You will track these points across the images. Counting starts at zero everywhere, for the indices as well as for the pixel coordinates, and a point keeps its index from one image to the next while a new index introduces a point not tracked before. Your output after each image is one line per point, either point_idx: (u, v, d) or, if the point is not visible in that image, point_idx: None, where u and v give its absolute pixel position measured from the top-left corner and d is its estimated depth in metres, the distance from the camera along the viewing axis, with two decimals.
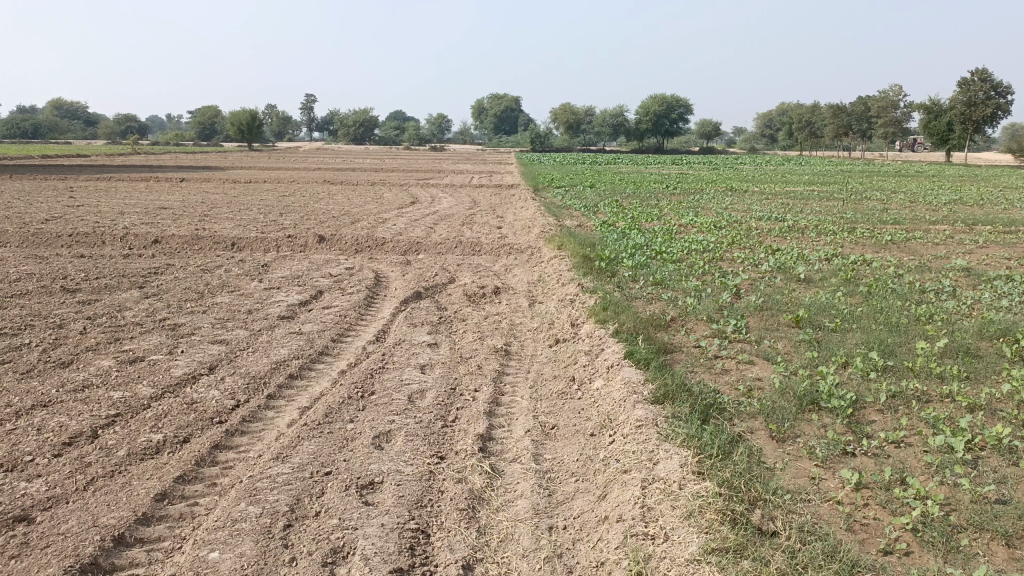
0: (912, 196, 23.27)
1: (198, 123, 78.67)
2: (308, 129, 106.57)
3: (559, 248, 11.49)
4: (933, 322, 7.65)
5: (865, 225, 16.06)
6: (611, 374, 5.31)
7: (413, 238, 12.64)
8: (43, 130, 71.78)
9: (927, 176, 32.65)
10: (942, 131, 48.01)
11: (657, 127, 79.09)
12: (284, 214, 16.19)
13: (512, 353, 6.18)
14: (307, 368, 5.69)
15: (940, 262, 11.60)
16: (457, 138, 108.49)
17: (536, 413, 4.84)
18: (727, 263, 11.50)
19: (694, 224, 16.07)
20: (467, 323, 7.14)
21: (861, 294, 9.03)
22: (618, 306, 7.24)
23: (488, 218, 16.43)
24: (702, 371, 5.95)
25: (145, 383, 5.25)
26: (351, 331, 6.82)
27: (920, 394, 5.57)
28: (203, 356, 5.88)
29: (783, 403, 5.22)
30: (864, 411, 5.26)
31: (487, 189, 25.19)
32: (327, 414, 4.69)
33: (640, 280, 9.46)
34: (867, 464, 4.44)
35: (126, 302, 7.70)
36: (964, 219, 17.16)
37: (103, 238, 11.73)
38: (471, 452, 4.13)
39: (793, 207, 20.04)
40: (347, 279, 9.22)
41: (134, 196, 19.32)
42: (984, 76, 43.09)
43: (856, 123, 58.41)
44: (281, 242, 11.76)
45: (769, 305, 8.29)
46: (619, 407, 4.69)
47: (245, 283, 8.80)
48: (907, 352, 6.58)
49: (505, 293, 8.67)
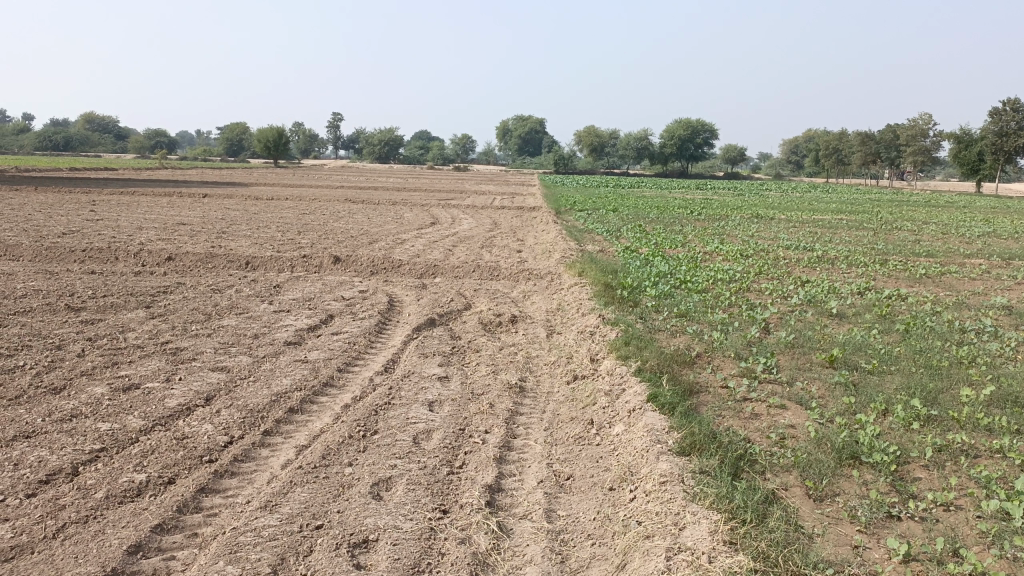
0: (944, 227, 22.66)
1: (226, 139, 79.65)
2: (334, 148, 107.63)
3: (580, 275, 11.14)
4: (976, 366, 7.20)
5: (897, 258, 15.56)
6: (633, 419, 4.92)
7: (431, 260, 12.35)
8: (75, 142, 72.89)
9: (958, 207, 31.98)
10: (972, 161, 47.20)
11: (681, 151, 78.83)
12: (302, 232, 16.00)
13: (527, 390, 5.83)
14: (309, 402, 5.36)
15: (978, 299, 11.11)
16: (481, 158, 108.89)
17: (550, 461, 4.46)
18: (754, 294, 11.10)
19: (719, 252, 15.70)
20: (481, 354, 6.80)
21: (898, 332, 8.59)
22: (641, 340, 6.87)
23: (509, 241, 16.14)
24: (730, 415, 5.56)
25: (137, 414, 4.94)
26: (359, 360, 6.50)
27: (968, 448, 5.14)
28: (202, 385, 5.57)
29: (819, 456, 4.81)
30: (908, 466, 4.85)
31: (508, 210, 24.94)
32: (325, 455, 4.35)
33: (663, 311, 9.08)
34: (915, 530, 4.02)
35: (130, 323, 7.44)
36: (1000, 253, 16.60)
37: (116, 254, 11.54)
38: (477, 506, 3.77)
39: (821, 236, 19.62)
40: (360, 303, 8.93)
41: (154, 211, 19.24)
42: (1016, 106, 42.39)
43: (884, 151, 57.61)
44: (296, 262, 11.52)
45: (801, 342, 7.88)
46: (641, 459, 4.31)
47: (254, 305, 8.53)
48: (952, 399, 6.14)
49: (522, 322, 8.33)
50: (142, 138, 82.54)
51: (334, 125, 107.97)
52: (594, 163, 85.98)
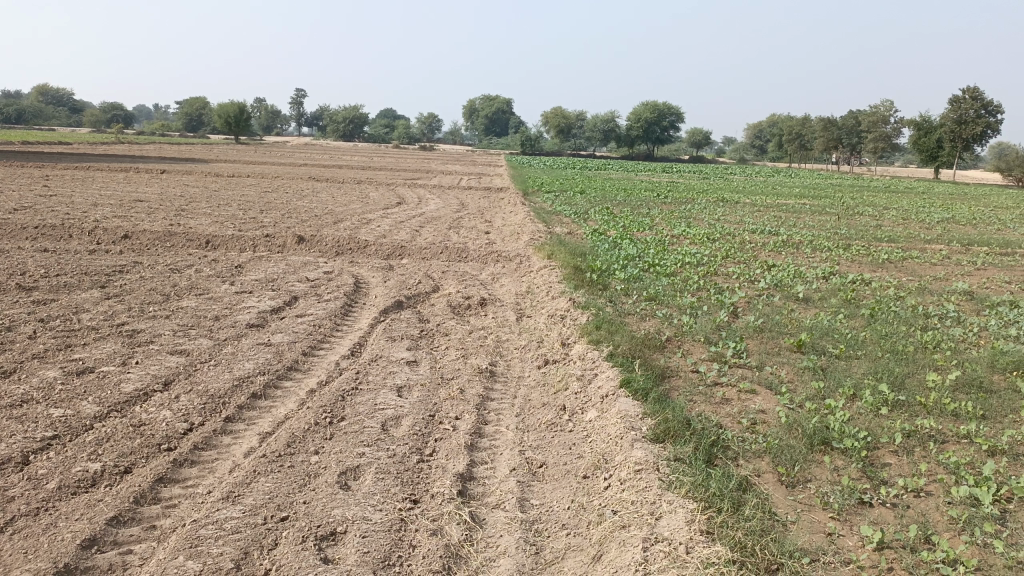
0: (904, 213, 23.01)
1: (186, 114, 77.78)
2: (297, 125, 105.83)
3: (549, 257, 11.05)
4: (941, 351, 7.28)
5: (860, 242, 15.75)
6: (605, 405, 4.86)
7: (398, 241, 12.15)
8: (27, 115, 70.58)
9: (917, 193, 32.55)
10: (931, 148, 48.06)
11: (647, 134, 79.04)
12: (265, 211, 15.65)
13: (498, 375, 5.72)
14: (273, 387, 5.19)
15: (940, 285, 11.28)
16: (447, 138, 107.97)
17: (522, 448, 4.38)
18: (722, 277, 11.12)
19: (686, 235, 15.73)
20: (451, 338, 6.68)
21: (864, 317, 8.65)
22: (612, 325, 6.81)
23: (476, 223, 15.98)
24: (701, 400, 5.53)
25: (92, 399, 4.74)
26: (325, 343, 6.33)
27: (935, 434, 5.18)
28: (160, 369, 5.37)
29: (791, 442, 4.79)
30: (878, 452, 4.86)
31: (475, 191, 24.73)
32: (290, 443, 4.20)
33: (633, 294, 9.04)
34: (887, 517, 4.02)
35: (84, 304, 7.16)
36: (959, 239, 16.89)
37: (70, 232, 11.13)
38: (449, 496, 3.66)
39: (786, 220, 19.78)
40: (325, 284, 8.73)
41: (109, 187, 18.65)
42: (974, 95, 43.20)
43: (846, 137, 58.38)
44: (259, 242, 11.24)
45: (769, 326, 7.89)
46: (615, 446, 4.24)
47: (215, 286, 8.28)
48: (918, 384, 6.19)
49: (491, 305, 8.21)
50: (98, 112, 80.23)
51: (297, 102, 106.18)
52: (561, 144, 85.78)
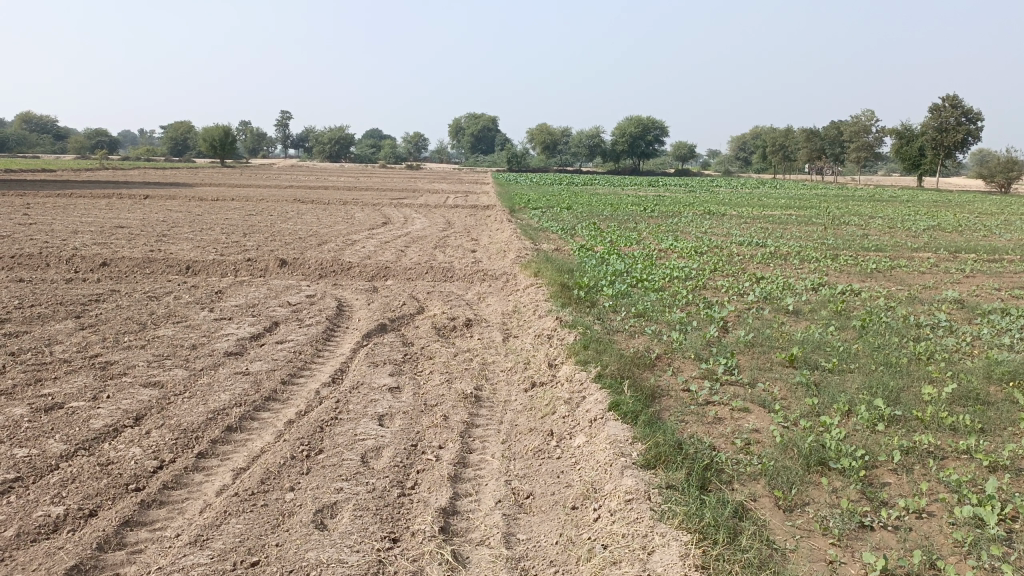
0: (890, 221, 23.04)
1: (171, 138, 77.54)
2: (283, 147, 105.76)
3: (535, 275, 10.91)
4: (935, 362, 7.16)
5: (847, 252, 15.70)
6: (595, 430, 4.69)
7: (382, 261, 11.99)
8: (10, 143, 70.20)
9: (902, 201, 32.66)
10: (913, 156, 48.38)
11: (633, 148, 79.37)
12: (248, 234, 15.46)
13: (483, 400, 5.55)
14: (249, 419, 5.00)
15: (929, 294, 11.20)
16: (433, 156, 108.13)
17: (509, 477, 4.20)
18: (710, 291, 11.00)
19: (674, 249, 15.63)
20: (435, 361, 6.50)
21: (855, 329, 8.53)
22: (600, 344, 6.66)
23: (462, 241, 15.84)
24: (694, 421, 5.37)
25: (58, 437, 4.53)
26: (305, 371, 6.14)
27: (934, 450, 5.03)
28: (132, 403, 5.16)
29: (787, 463, 4.63)
30: (875, 470, 4.71)
31: (461, 209, 24.62)
32: (264, 480, 4.01)
33: (621, 311, 8.89)
34: (889, 541, 3.86)
35: (56, 335, 6.95)
36: (946, 247, 16.88)
37: (47, 260, 10.91)
38: (430, 533, 3.48)
39: (773, 232, 19.74)
40: (307, 309, 8.54)
41: (90, 214, 18.41)
42: (954, 103, 43.58)
43: (830, 147, 58.73)
44: (240, 266, 11.04)
45: (760, 341, 7.75)
46: (604, 474, 4.08)
47: (194, 313, 8.08)
48: (914, 398, 6.05)
49: (477, 326, 8.05)
50: (82, 138, 79.87)
51: (283, 124, 106.25)
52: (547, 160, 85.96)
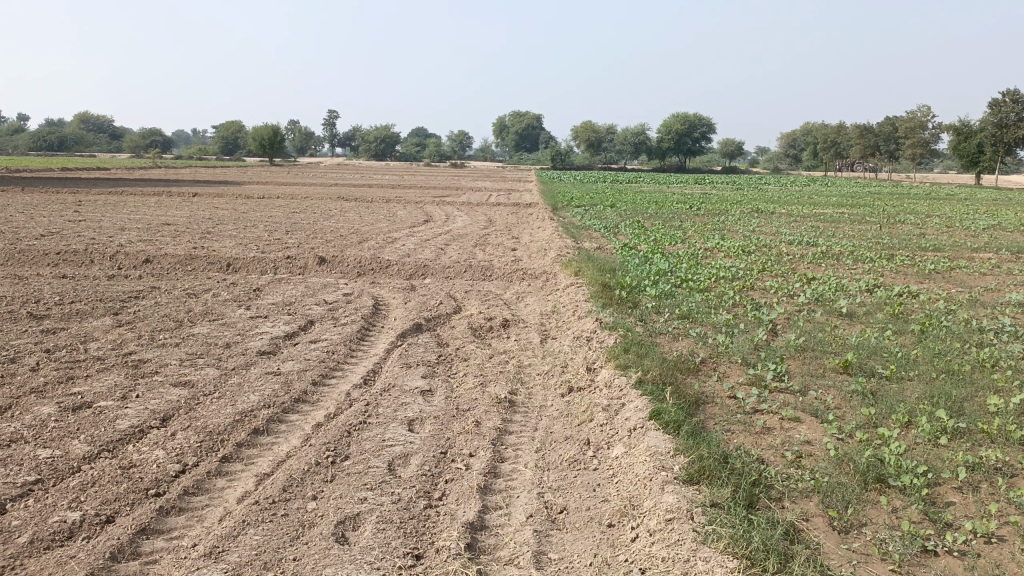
0: (948, 220, 22.19)
1: (221, 137, 79.12)
2: (330, 146, 107.11)
3: (576, 274, 10.66)
4: (1000, 370, 6.72)
5: (904, 252, 15.09)
6: (634, 440, 4.44)
7: (422, 260, 11.85)
8: (69, 142, 72.42)
9: (960, 199, 31.49)
10: (972, 153, 46.63)
11: (678, 146, 78.39)
12: (290, 232, 15.49)
13: (518, 405, 5.33)
14: (276, 422, 4.86)
15: (992, 296, 10.64)
16: (478, 154, 108.37)
17: (542, 489, 3.98)
18: (758, 292, 10.62)
19: (720, 248, 15.22)
20: (470, 364, 6.30)
21: (913, 334, 8.09)
22: (642, 348, 6.38)
23: (503, 239, 15.65)
24: (740, 431, 5.08)
25: (83, 438, 4.44)
26: (337, 372, 6.00)
27: (1002, 467, 4.66)
28: (161, 403, 5.07)
29: (842, 479, 4.32)
30: (938, 489, 4.36)
31: (504, 207, 24.45)
32: (285, 487, 3.85)
33: (664, 312, 8.59)
34: (955, 568, 3.54)
35: (93, 332, 6.94)
36: (1008, 247, 16.12)
37: (92, 257, 11.01)
38: (456, 551, 3.28)
39: (824, 230, 19.15)
40: (343, 307, 8.43)
41: (139, 211, 18.70)
42: (1016, 97, 41.90)
43: (883, 144, 57.02)
44: (279, 263, 11.02)
45: (811, 345, 7.38)
46: (643, 489, 3.83)
47: (230, 310, 8.02)
48: (979, 409, 5.65)
49: (515, 327, 7.83)
50: (137, 137, 81.95)
51: (331, 123, 107.77)
52: (592, 158, 85.38)
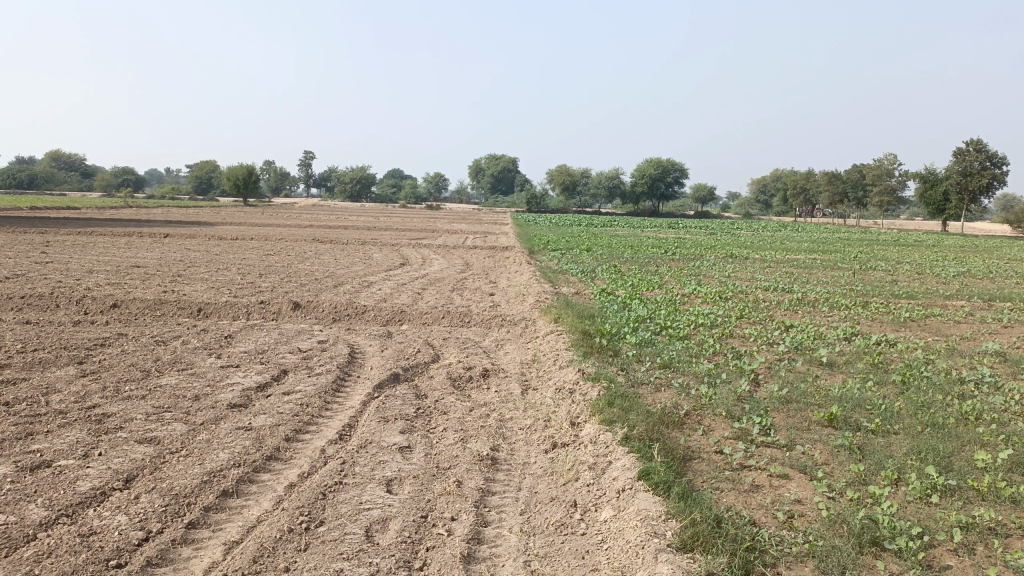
0: (918, 267, 22.54)
1: (195, 177, 78.64)
2: (305, 186, 107.04)
3: (555, 321, 10.55)
4: (984, 423, 6.67)
5: (878, 299, 15.23)
6: (622, 503, 4.28)
7: (399, 305, 11.68)
8: (39, 180, 71.60)
9: (928, 246, 32.09)
10: (938, 200, 47.70)
11: (652, 190, 79.40)
12: (263, 275, 15.24)
13: (501, 463, 5.14)
14: (247, 482, 4.62)
15: (968, 345, 10.69)
16: (454, 197, 108.92)
17: (528, 557, 3.80)
18: (738, 340, 10.58)
19: (698, 294, 15.25)
20: (450, 417, 6.11)
21: (894, 385, 8.04)
22: (626, 400, 6.24)
23: (480, 284, 15.54)
24: (729, 490, 4.93)
25: (41, 502, 4.18)
26: (311, 426, 5.77)
27: (996, 526, 4.54)
28: (125, 462, 4.81)
29: (836, 543, 4.18)
30: (934, 551, 4.23)
31: (480, 250, 24.41)
32: (256, 558, 3.63)
33: (645, 361, 8.48)
34: None
35: (56, 383, 6.64)
36: (979, 294, 16.35)
37: (57, 302, 10.69)
38: None
39: (798, 276, 19.32)
40: (318, 356, 8.21)
41: (108, 253, 18.34)
42: (978, 147, 43.15)
43: (851, 190, 58.21)
44: (253, 308, 10.78)
45: (795, 396, 7.30)
46: (635, 559, 3.67)
47: (201, 359, 7.77)
48: (967, 464, 5.56)
49: (495, 377, 7.66)
50: (108, 176, 81.21)
51: (306, 164, 107.87)
52: (567, 202, 86.11)
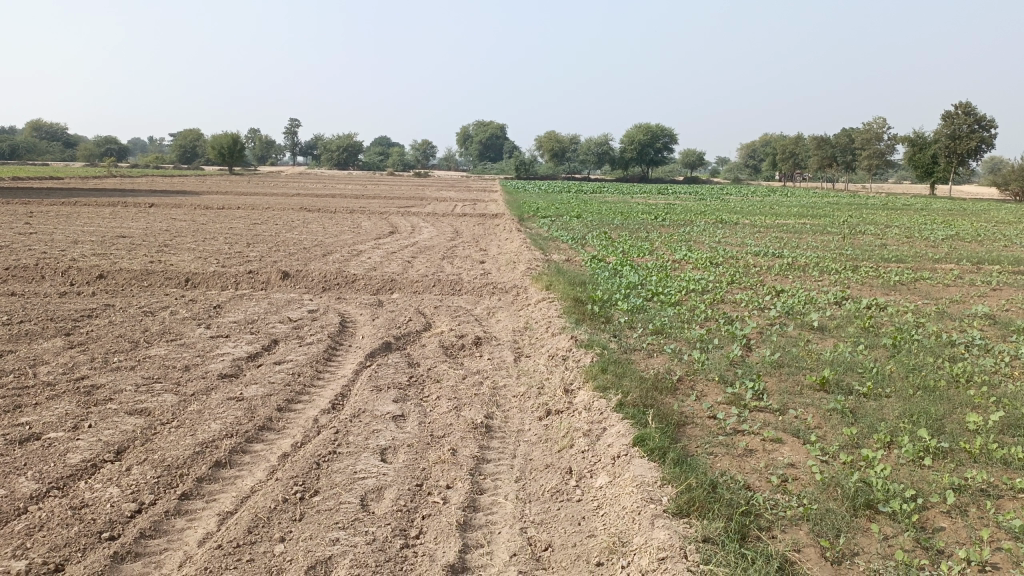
0: (907, 230, 22.59)
1: (180, 145, 77.61)
2: (291, 155, 105.96)
3: (547, 288, 10.50)
4: (974, 386, 6.69)
5: (868, 263, 15.25)
6: (618, 470, 4.27)
7: (389, 273, 11.59)
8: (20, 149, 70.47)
9: (916, 209, 32.14)
10: (927, 163, 47.67)
11: (641, 156, 79.03)
12: (251, 245, 15.07)
13: (495, 431, 5.13)
14: (240, 452, 4.59)
15: (957, 308, 10.73)
16: (442, 164, 108.12)
17: (524, 525, 3.79)
18: (729, 305, 10.58)
19: (688, 259, 15.22)
20: (443, 386, 6.08)
21: (885, 348, 8.05)
22: (619, 367, 6.23)
23: (471, 252, 15.45)
24: (724, 455, 4.93)
25: (31, 475, 4.13)
26: (303, 396, 5.73)
27: (988, 488, 4.57)
28: (115, 434, 4.76)
29: (831, 506, 4.19)
30: (927, 513, 4.24)
31: (470, 217, 24.25)
32: (251, 528, 3.60)
33: (637, 327, 8.46)
34: None
35: (43, 355, 6.56)
36: (968, 257, 16.40)
37: (42, 273, 10.55)
38: None
39: (788, 241, 19.33)
40: (308, 325, 8.15)
41: (93, 223, 18.10)
42: (967, 110, 43.07)
43: (840, 155, 58.08)
44: (241, 278, 10.67)
45: (787, 361, 7.30)
46: (632, 525, 3.67)
47: (190, 330, 7.69)
48: (959, 426, 5.58)
49: (487, 345, 7.62)
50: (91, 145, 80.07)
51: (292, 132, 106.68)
52: (556, 168, 85.63)
